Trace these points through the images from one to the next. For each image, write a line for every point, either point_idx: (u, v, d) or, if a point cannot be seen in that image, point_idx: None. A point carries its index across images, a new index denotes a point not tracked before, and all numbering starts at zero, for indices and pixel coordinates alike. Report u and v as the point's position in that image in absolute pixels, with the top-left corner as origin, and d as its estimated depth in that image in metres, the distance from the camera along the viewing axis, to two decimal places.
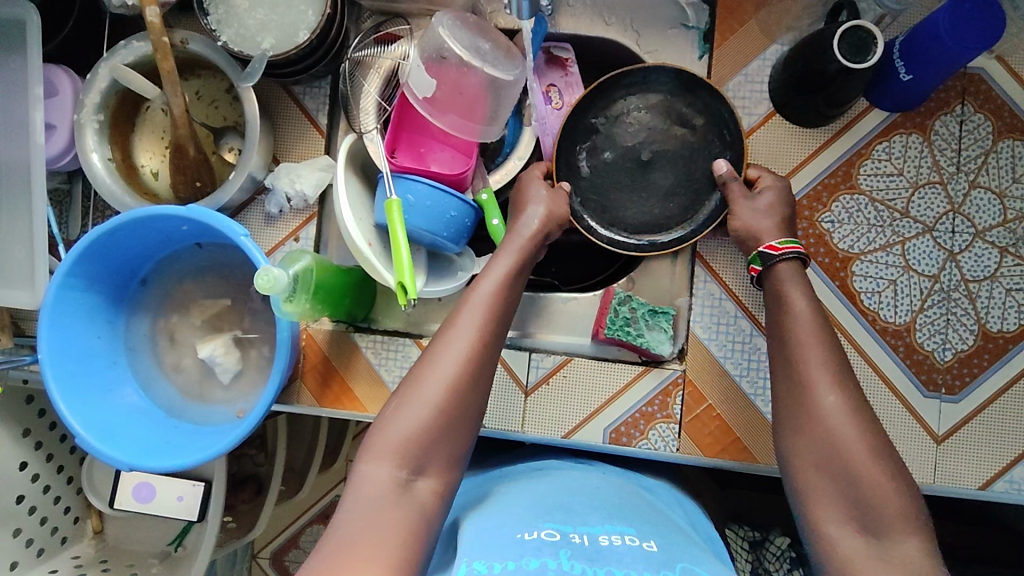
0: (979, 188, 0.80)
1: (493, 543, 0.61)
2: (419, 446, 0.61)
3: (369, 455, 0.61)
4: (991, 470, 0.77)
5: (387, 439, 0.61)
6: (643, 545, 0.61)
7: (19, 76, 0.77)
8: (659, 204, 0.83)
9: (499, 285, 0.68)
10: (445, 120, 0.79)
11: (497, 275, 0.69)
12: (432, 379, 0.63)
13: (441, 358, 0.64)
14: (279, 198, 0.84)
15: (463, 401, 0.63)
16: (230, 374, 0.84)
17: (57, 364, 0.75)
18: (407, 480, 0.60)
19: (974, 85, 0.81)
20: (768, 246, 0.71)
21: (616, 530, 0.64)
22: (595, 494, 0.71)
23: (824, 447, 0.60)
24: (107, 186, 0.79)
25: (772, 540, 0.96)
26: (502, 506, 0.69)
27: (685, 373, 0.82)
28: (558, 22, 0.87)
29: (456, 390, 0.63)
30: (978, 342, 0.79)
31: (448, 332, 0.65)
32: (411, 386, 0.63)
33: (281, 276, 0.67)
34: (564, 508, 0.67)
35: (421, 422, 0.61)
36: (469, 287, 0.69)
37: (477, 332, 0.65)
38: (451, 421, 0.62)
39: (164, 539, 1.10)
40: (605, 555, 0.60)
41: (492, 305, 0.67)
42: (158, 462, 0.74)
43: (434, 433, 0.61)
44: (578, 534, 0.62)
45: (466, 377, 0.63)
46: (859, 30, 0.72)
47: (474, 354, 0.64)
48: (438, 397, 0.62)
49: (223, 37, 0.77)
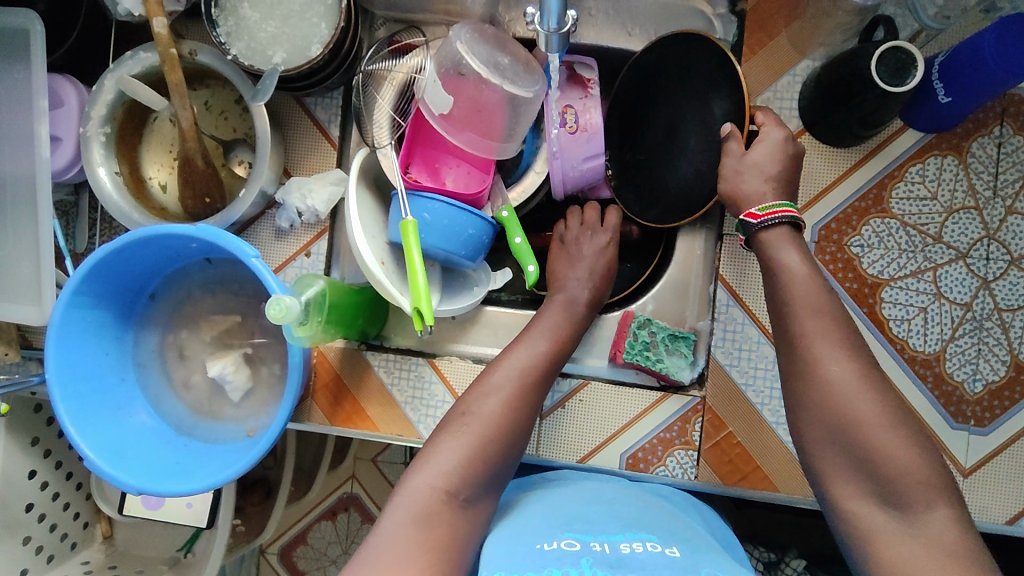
0: (1016, 215, 0.77)
1: (514, 553, 0.60)
2: (464, 476, 0.62)
3: (421, 470, 0.62)
4: (1019, 504, 0.75)
5: (438, 462, 0.63)
6: (665, 551, 0.60)
7: (24, 88, 0.75)
8: (693, 166, 0.79)
9: (556, 336, 0.75)
10: (461, 137, 0.76)
11: (550, 330, 0.75)
12: (488, 411, 0.66)
13: (495, 392, 0.68)
14: (290, 213, 0.82)
15: (506, 437, 0.66)
16: (240, 392, 0.83)
17: (64, 384, 0.73)
18: (463, 503, 0.61)
19: (1015, 106, 0.77)
20: (748, 214, 0.69)
21: (637, 537, 0.63)
22: (612, 503, 0.70)
23: (863, 490, 0.58)
24: (114, 202, 0.76)
25: (787, 561, 0.96)
26: (520, 518, 0.67)
27: (705, 400, 0.80)
28: (579, 33, 0.84)
29: (503, 425, 0.66)
30: (1010, 373, 0.76)
31: (495, 372, 0.70)
32: (467, 415, 0.66)
33: (293, 305, 0.64)
34: (580, 517, 0.66)
35: (472, 447, 0.63)
36: (518, 338, 0.74)
37: (531, 373, 0.70)
38: (498, 450, 0.65)
39: (175, 545, 1.11)
40: (627, 562, 0.59)
41: (555, 353, 0.73)
42: (172, 486, 0.72)
43: (484, 459, 0.64)
44: (599, 542, 0.61)
45: (515, 413, 0.67)
46: (899, 51, 0.69)
47: (524, 393, 0.68)
48: (489, 427, 0.65)
49: (233, 51, 0.74)
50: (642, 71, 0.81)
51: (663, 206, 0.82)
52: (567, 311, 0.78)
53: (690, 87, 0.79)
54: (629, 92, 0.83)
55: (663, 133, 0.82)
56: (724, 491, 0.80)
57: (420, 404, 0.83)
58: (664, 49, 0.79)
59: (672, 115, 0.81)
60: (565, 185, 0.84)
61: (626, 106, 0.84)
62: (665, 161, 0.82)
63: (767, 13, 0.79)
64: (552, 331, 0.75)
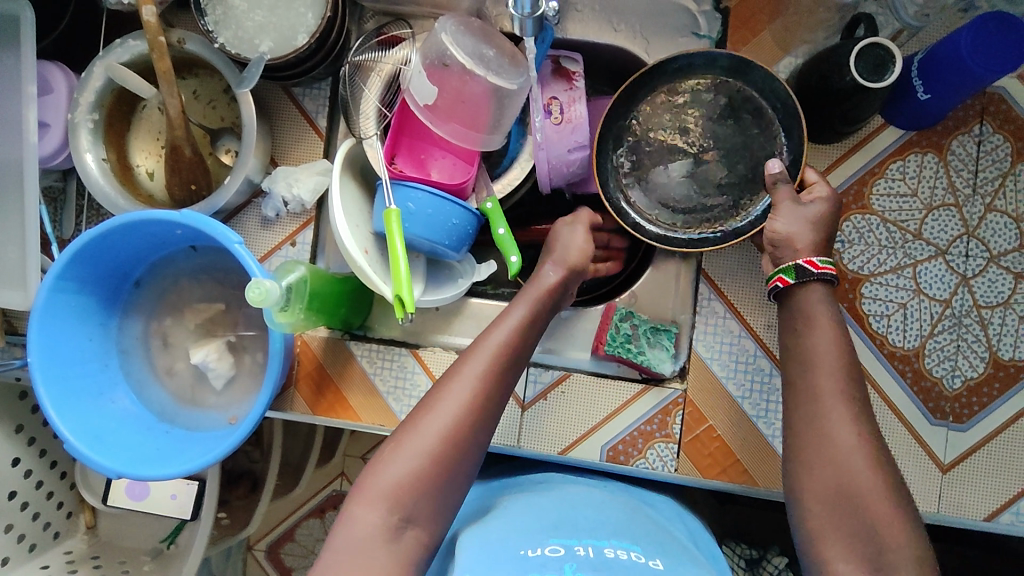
0: (995, 213, 0.77)
1: (497, 558, 0.61)
2: (407, 494, 0.60)
3: (361, 499, 0.60)
4: (997, 501, 0.75)
5: (377, 484, 0.60)
6: (649, 563, 0.61)
7: (12, 73, 0.76)
8: (711, 194, 0.80)
9: (511, 336, 0.68)
10: (445, 128, 0.77)
11: (510, 325, 0.69)
12: (430, 430, 0.62)
13: (441, 406, 0.63)
14: (275, 202, 0.82)
15: (456, 451, 0.62)
16: (223, 379, 0.83)
17: (47, 368, 0.74)
18: (396, 529, 0.59)
19: (994, 104, 0.78)
20: (807, 260, 0.67)
21: (622, 544, 0.64)
22: (600, 507, 0.70)
23: (827, 480, 0.59)
24: (100, 188, 0.77)
25: (769, 559, 0.95)
26: (504, 519, 0.68)
27: (685, 393, 0.80)
28: (565, 29, 0.85)
29: (453, 443, 0.62)
30: (988, 370, 0.77)
31: (450, 379, 0.65)
32: (405, 437, 0.62)
33: (273, 288, 0.64)
34: (568, 522, 0.67)
35: (411, 470, 0.61)
36: (480, 336, 0.69)
37: (485, 383, 0.65)
38: (439, 472, 0.61)
39: (158, 536, 1.11)
40: (612, 566, 0.60)
41: (501, 356, 0.66)
42: (151, 471, 0.73)
43: (426, 481, 0.61)
44: (584, 546, 0.62)
45: (461, 431, 0.63)
46: (877, 48, 0.70)
47: (477, 407, 0.64)
48: (429, 448, 0.61)
49: (220, 39, 0.75)
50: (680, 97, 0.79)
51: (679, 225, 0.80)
52: (526, 311, 0.70)
53: (728, 117, 0.79)
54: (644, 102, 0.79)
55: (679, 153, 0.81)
56: (704, 484, 0.80)
57: (403, 394, 0.83)
58: (710, 84, 0.78)
59: (693, 134, 0.80)
60: (551, 177, 0.83)
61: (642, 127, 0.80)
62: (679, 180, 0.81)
63: (750, 10, 0.80)
64: (513, 330, 0.68)
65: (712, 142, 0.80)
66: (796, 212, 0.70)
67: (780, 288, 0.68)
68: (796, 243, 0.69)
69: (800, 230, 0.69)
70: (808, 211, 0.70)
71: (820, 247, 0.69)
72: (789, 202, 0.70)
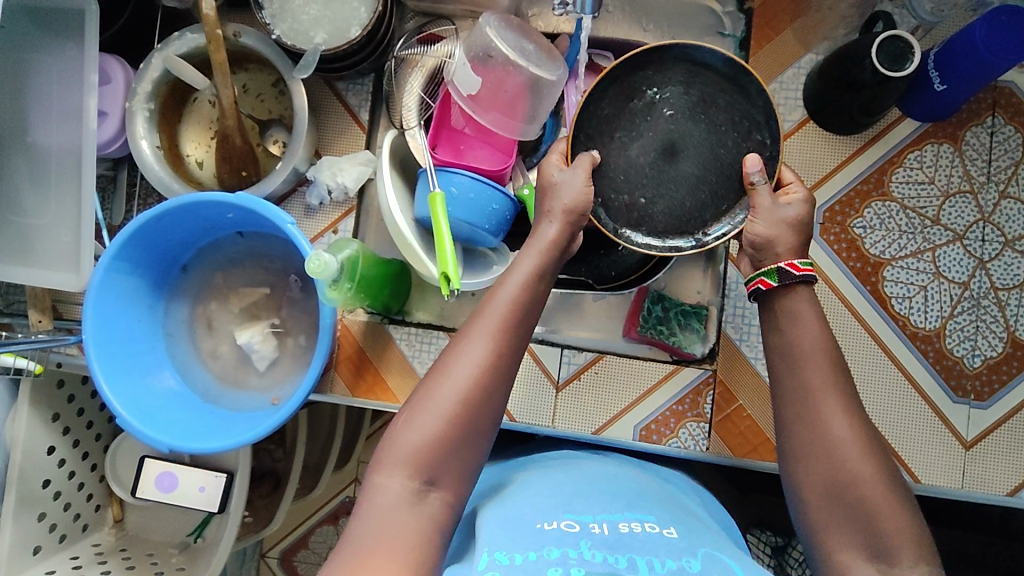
0: (1008, 199, 0.82)
1: (512, 530, 0.58)
2: (435, 458, 0.58)
3: (383, 466, 0.58)
4: (1020, 476, 0.78)
5: (398, 449, 0.58)
6: (664, 531, 0.59)
7: (76, 64, 0.80)
8: (689, 193, 0.74)
9: (520, 291, 0.64)
10: (488, 117, 0.81)
11: (521, 276, 0.65)
12: (444, 395, 0.60)
13: (455, 369, 0.60)
14: (320, 190, 0.86)
15: (477, 413, 0.60)
16: (267, 361, 0.86)
17: (100, 344, 0.76)
18: (420, 492, 0.57)
19: (1005, 98, 0.83)
20: (789, 264, 0.65)
21: (636, 517, 0.61)
22: (611, 481, 0.68)
23: (824, 470, 0.59)
24: (155, 172, 0.80)
25: (793, 545, 0.99)
26: (522, 495, 0.65)
27: (716, 373, 0.83)
28: (597, 28, 0.90)
29: (470, 407, 0.60)
30: (1007, 349, 0.80)
31: (463, 339, 0.62)
32: (421, 403, 0.60)
33: (330, 261, 0.69)
34: (582, 496, 0.64)
35: (434, 433, 0.58)
36: (490, 289, 0.66)
37: (499, 340, 0.62)
38: (463, 437, 0.59)
39: (185, 529, 1.06)
40: (627, 541, 0.57)
41: (513, 310, 0.63)
42: (199, 444, 0.75)
43: (446, 446, 0.59)
44: (598, 523, 0.59)
45: (481, 393, 0.60)
46: (897, 41, 0.73)
47: (494, 368, 0.61)
48: (448, 413, 0.59)
49: (277, 31, 0.80)
50: (651, 86, 0.74)
51: (661, 233, 0.74)
52: (535, 263, 0.66)
53: (701, 112, 0.74)
54: (611, 91, 0.75)
55: (648, 148, 0.74)
56: (733, 464, 0.83)
57: None
58: (679, 78, 0.74)
59: (664, 131, 0.74)
60: None
61: (606, 119, 0.75)
62: (653, 179, 0.74)
63: (773, 10, 0.85)
64: (522, 283, 0.65)
65: (687, 138, 0.74)
66: (772, 214, 0.67)
67: (762, 291, 0.66)
68: (776, 245, 0.66)
69: (781, 233, 0.66)
70: (786, 211, 0.67)
71: (799, 247, 0.67)
72: (767, 203, 0.68)
